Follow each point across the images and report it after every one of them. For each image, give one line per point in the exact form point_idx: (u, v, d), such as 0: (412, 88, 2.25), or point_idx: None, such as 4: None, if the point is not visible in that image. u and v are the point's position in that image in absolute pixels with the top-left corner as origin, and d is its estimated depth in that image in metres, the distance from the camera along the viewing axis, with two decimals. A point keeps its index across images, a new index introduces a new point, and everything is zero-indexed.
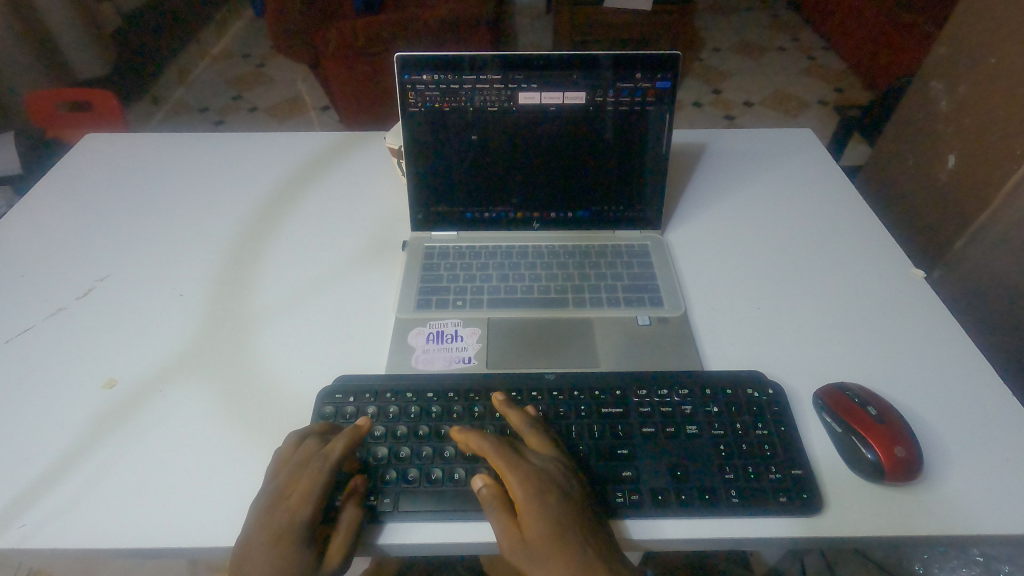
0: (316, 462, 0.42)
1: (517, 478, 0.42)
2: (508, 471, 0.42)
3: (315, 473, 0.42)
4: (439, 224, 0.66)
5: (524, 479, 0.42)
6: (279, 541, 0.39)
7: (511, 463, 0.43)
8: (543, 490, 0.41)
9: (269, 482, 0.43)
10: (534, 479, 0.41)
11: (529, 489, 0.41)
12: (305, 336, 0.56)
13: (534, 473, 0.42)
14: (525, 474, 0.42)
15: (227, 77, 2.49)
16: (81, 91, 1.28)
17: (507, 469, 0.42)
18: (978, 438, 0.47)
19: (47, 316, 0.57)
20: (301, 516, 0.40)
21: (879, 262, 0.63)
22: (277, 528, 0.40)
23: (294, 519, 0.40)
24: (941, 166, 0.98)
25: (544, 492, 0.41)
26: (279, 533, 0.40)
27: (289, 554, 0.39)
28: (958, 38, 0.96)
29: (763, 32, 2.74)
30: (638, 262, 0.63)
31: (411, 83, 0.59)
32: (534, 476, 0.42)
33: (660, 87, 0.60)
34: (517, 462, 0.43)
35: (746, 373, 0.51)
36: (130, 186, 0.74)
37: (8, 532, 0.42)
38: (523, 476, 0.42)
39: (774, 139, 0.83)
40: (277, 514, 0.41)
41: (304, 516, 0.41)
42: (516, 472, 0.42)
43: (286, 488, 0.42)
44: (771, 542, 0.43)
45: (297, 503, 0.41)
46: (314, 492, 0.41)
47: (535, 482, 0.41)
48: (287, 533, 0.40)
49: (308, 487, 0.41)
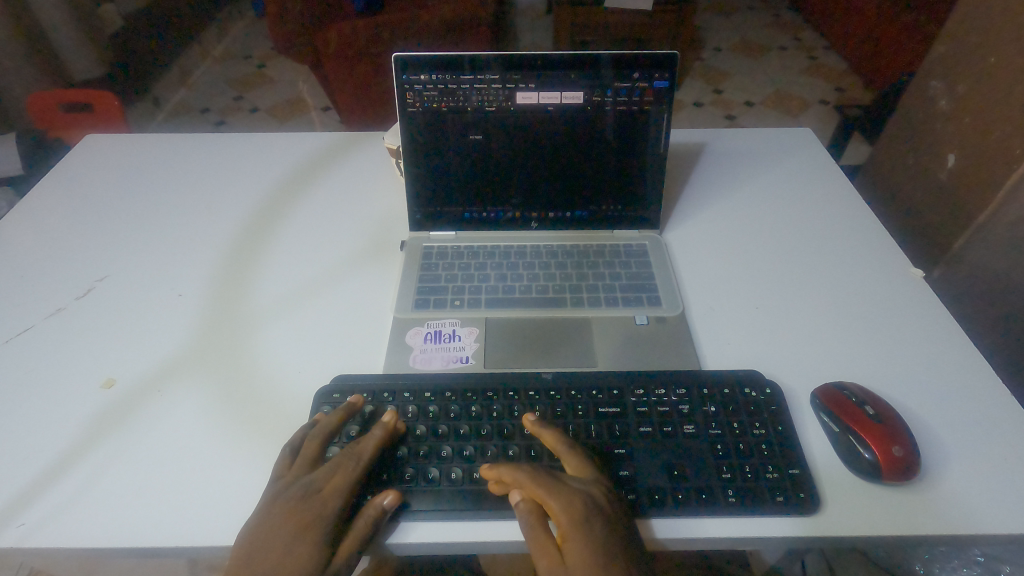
0: (350, 458, 0.44)
1: (559, 505, 0.41)
2: (550, 497, 0.41)
3: (348, 469, 0.43)
4: (437, 224, 0.66)
5: (568, 507, 0.41)
6: (305, 530, 0.41)
7: (552, 489, 0.42)
8: (587, 520, 0.40)
9: (300, 475, 0.43)
10: (576, 507, 0.41)
11: (573, 514, 0.41)
12: (304, 336, 0.56)
13: (576, 502, 0.41)
14: (569, 502, 0.41)
15: (228, 77, 2.49)
16: (85, 92, 1.29)
17: (548, 496, 0.42)
18: (976, 437, 0.47)
19: (47, 316, 0.58)
20: (331, 509, 0.42)
21: (878, 261, 0.63)
22: (305, 518, 0.41)
23: (323, 511, 0.41)
24: (941, 165, 0.98)
25: (588, 522, 0.40)
26: (306, 523, 0.41)
27: (312, 545, 0.40)
28: (959, 37, 0.96)
29: (764, 32, 2.73)
30: (636, 261, 0.63)
31: (409, 83, 0.59)
32: (577, 506, 0.41)
33: (658, 87, 0.60)
34: (560, 488, 0.42)
35: (743, 373, 0.51)
36: (130, 187, 0.75)
37: (8, 531, 0.42)
38: (568, 505, 0.41)
39: (773, 138, 0.83)
40: (308, 503, 0.42)
41: (334, 509, 0.42)
42: (559, 500, 0.41)
43: (320, 481, 0.43)
44: (769, 542, 0.43)
45: (327, 497, 0.42)
46: (346, 487, 0.42)
47: (577, 508, 0.41)
48: (314, 523, 0.41)
49: (340, 481, 0.43)
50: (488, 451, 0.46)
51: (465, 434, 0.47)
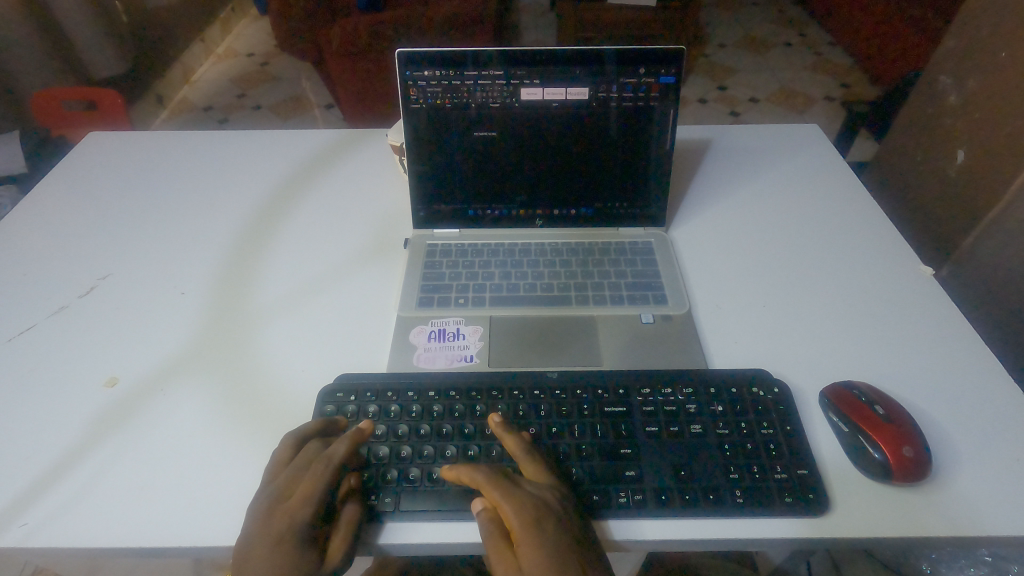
0: (318, 464, 0.42)
1: (511, 508, 0.41)
2: (501, 500, 0.41)
3: (316, 475, 0.42)
4: (442, 222, 0.66)
5: (518, 510, 0.40)
6: (281, 543, 0.39)
7: (505, 490, 0.41)
8: (538, 523, 0.40)
9: (269, 486, 0.42)
10: (528, 511, 0.40)
11: (524, 518, 0.40)
12: (306, 336, 0.55)
13: (528, 505, 0.41)
14: (520, 504, 0.41)
15: (231, 75, 2.49)
16: (88, 90, 1.30)
17: (501, 499, 0.41)
18: (989, 439, 0.46)
19: (49, 314, 0.57)
20: (301, 517, 0.40)
21: (887, 260, 0.62)
22: (278, 530, 0.40)
23: (296, 520, 0.40)
24: (950, 162, 0.97)
25: (540, 524, 0.40)
26: (279, 536, 0.39)
27: (291, 556, 0.39)
28: (968, 32, 0.95)
29: (769, 27, 2.71)
30: (642, 259, 0.63)
31: (412, 80, 0.58)
32: (528, 506, 0.41)
33: (664, 83, 0.59)
34: (512, 491, 0.41)
35: (751, 372, 0.50)
36: (134, 185, 0.74)
37: (10, 532, 0.42)
38: (517, 506, 0.41)
39: (780, 134, 0.82)
40: (281, 515, 0.40)
41: (304, 516, 0.40)
42: (511, 502, 0.41)
43: (284, 492, 0.42)
44: (778, 543, 0.42)
45: (296, 504, 0.41)
46: (315, 493, 0.41)
47: (529, 511, 0.40)
48: (288, 534, 0.39)
49: (309, 488, 0.41)
50: (493, 451, 0.46)
51: (470, 434, 0.47)
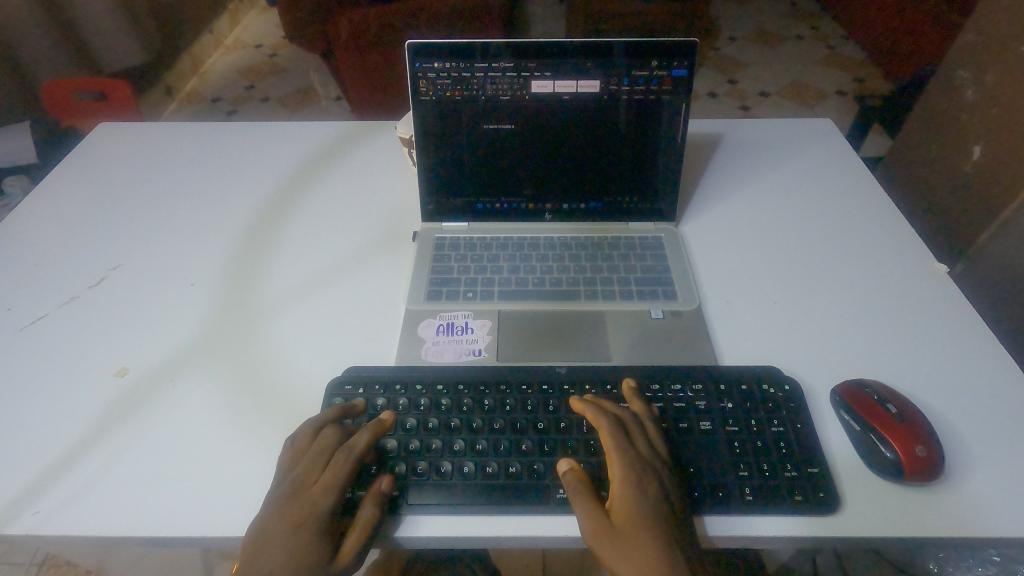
0: (340, 453, 0.43)
1: (620, 463, 0.42)
2: (615, 453, 0.43)
3: (338, 466, 0.42)
4: (450, 215, 0.65)
5: (626, 466, 0.42)
6: (299, 529, 0.40)
7: (620, 446, 0.43)
8: (641, 482, 0.42)
9: (289, 472, 0.43)
10: (635, 470, 0.42)
11: (629, 475, 0.42)
12: (314, 329, 0.55)
13: (637, 465, 0.42)
14: (630, 462, 0.42)
15: (240, 67, 2.49)
16: (97, 82, 1.30)
17: (615, 452, 0.43)
18: (1004, 439, 0.46)
19: (61, 304, 0.58)
20: (323, 506, 0.41)
21: (900, 256, 0.61)
22: (299, 516, 0.40)
23: (316, 508, 0.41)
24: (966, 157, 0.95)
25: (642, 484, 0.41)
26: (300, 522, 0.40)
27: (308, 544, 0.40)
28: (987, 25, 0.93)
29: (781, 20, 2.68)
30: (652, 254, 0.62)
31: (422, 72, 0.58)
32: (637, 468, 0.42)
33: (676, 75, 0.58)
34: (627, 450, 0.43)
35: (762, 368, 0.50)
36: (143, 177, 0.74)
37: (23, 519, 0.42)
38: (628, 465, 0.42)
39: (791, 128, 0.82)
40: (300, 503, 0.41)
41: (325, 506, 0.41)
42: (621, 458, 0.43)
43: (306, 477, 0.42)
44: (785, 542, 0.42)
45: (318, 492, 0.41)
46: (336, 484, 0.42)
47: (635, 471, 0.42)
48: (308, 521, 0.40)
49: (331, 477, 0.42)
50: (501, 445, 0.46)
51: (478, 428, 0.47)
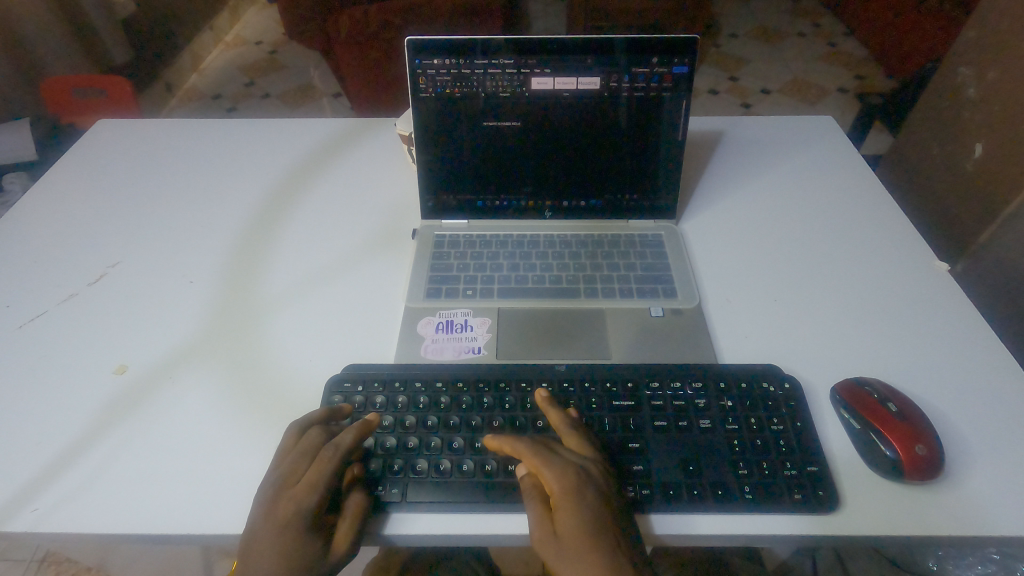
0: (325, 450, 0.42)
1: (553, 474, 0.41)
2: (544, 467, 0.42)
3: (321, 462, 0.42)
4: (450, 213, 0.65)
5: (560, 477, 0.41)
6: (285, 529, 0.40)
7: (548, 459, 0.42)
8: (579, 489, 0.41)
9: (274, 472, 0.42)
10: (570, 478, 0.41)
11: (567, 485, 0.41)
12: (313, 327, 0.55)
13: (571, 473, 0.41)
14: (562, 471, 0.41)
15: (240, 64, 2.49)
16: (93, 76, 1.29)
17: (544, 465, 0.42)
18: (1003, 438, 0.45)
19: (59, 302, 0.58)
20: (307, 504, 0.40)
21: (901, 254, 0.61)
22: (284, 516, 0.40)
23: (300, 506, 0.40)
24: (967, 155, 0.95)
25: (579, 492, 0.40)
26: (285, 522, 0.40)
27: (295, 543, 0.39)
28: (991, 22, 0.92)
29: (782, 17, 2.67)
30: (651, 251, 0.62)
31: (421, 68, 0.58)
32: (571, 474, 0.41)
33: (676, 73, 0.58)
34: (555, 460, 0.42)
35: (762, 366, 0.50)
36: (141, 174, 0.74)
37: (21, 516, 0.42)
38: (561, 474, 0.41)
39: (792, 124, 0.81)
40: (284, 500, 0.41)
41: (310, 503, 0.41)
42: (553, 470, 0.41)
43: (289, 476, 0.42)
44: (785, 540, 0.42)
45: (301, 492, 0.41)
46: (321, 482, 0.41)
47: (571, 479, 0.41)
48: (293, 520, 0.40)
49: (315, 476, 0.41)
50: (500, 443, 0.46)
51: (478, 426, 0.47)
